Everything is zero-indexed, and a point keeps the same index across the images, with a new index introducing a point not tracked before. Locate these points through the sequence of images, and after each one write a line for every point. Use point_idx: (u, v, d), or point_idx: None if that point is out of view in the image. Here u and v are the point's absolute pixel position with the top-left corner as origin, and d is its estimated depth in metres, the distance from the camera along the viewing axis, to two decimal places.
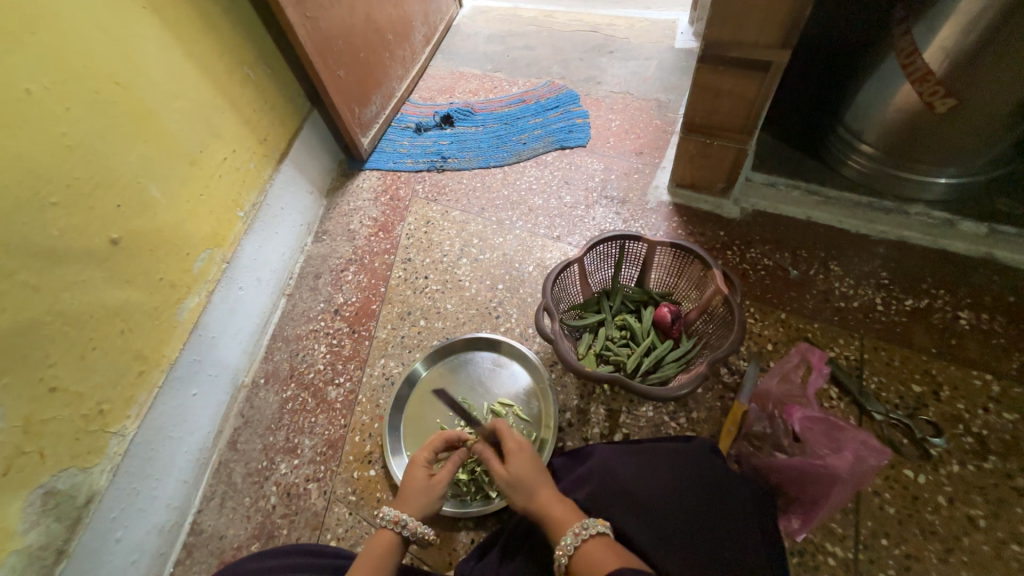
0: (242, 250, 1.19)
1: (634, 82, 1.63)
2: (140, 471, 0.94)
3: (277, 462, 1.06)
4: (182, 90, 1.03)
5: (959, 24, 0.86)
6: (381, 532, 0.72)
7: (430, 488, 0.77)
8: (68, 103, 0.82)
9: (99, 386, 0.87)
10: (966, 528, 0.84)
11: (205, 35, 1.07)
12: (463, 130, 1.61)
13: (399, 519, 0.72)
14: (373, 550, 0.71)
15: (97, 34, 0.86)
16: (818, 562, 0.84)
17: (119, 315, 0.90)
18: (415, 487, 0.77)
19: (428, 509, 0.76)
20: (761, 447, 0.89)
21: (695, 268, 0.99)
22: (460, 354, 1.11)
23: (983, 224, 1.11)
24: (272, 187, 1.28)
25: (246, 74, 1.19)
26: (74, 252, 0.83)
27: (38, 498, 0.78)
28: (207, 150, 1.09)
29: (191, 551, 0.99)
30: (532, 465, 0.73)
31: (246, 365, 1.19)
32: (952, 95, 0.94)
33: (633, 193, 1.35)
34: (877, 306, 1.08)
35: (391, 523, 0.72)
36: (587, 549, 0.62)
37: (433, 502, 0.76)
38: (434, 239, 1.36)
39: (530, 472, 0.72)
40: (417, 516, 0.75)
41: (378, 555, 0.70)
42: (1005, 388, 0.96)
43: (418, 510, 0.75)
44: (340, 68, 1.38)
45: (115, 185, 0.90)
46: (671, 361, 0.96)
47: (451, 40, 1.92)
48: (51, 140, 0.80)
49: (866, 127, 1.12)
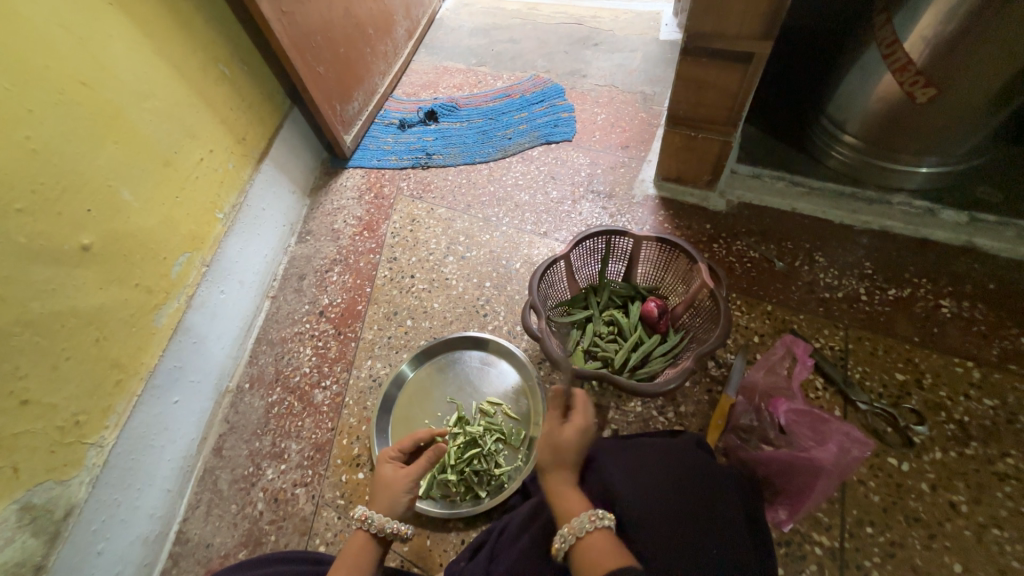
0: (222, 253, 1.17)
1: (620, 74, 1.62)
2: (121, 481, 0.93)
3: (264, 467, 1.05)
4: (152, 90, 1.00)
5: (937, 14, 0.86)
6: (356, 534, 0.73)
7: (395, 482, 0.76)
8: (32, 105, 0.79)
9: (74, 398, 0.86)
10: (948, 513, 0.85)
11: (177, 32, 1.04)
12: (447, 125, 1.59)
13: (365, 517, 0.71)
14: (349, 555, 0.71)
15: (60, 33, 0.83)
16: (805, 552, 0.85)
17: (93, 323, 0.89)
18: (381, 482, 0.77)
19: (395, 504, 0.74)
20: (749, 440, 0.91)
21: (680, 263, 0.99)
22: (448, 354, 1.10)
23: (964, 212, 1.12)
24: (252, 187, 1.26)
25: (221, 71, 1.16)
26: (42, 259, 0.81)
27: (13, 514, 0.77)
28: (182, 151, 1.07)
29: (177, 560, 0.98)
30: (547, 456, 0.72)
31: (231, 369, 1.18)
32: (931, 85, 0.95)
33: (619, 187, 1.35)
34: (861, 296, 1.09)
35: (360, 522, 0.72)
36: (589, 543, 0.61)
37: (398, 497, 0.75)
38: (420, 237, 1.35)
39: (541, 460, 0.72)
40: (389, 512, 0.74)
41: (355, 555, 0.71)
42: (986, 374, 0.97)
43: (386, 504, 0.74)
44: (320, 65, 1.35)
45: (84, 190, 0.87)
46: (659, 356, 0.96)
47: (435, 34, 1.90)
48: (15, 145, 0.77)
49: (849, 117, 1.12)
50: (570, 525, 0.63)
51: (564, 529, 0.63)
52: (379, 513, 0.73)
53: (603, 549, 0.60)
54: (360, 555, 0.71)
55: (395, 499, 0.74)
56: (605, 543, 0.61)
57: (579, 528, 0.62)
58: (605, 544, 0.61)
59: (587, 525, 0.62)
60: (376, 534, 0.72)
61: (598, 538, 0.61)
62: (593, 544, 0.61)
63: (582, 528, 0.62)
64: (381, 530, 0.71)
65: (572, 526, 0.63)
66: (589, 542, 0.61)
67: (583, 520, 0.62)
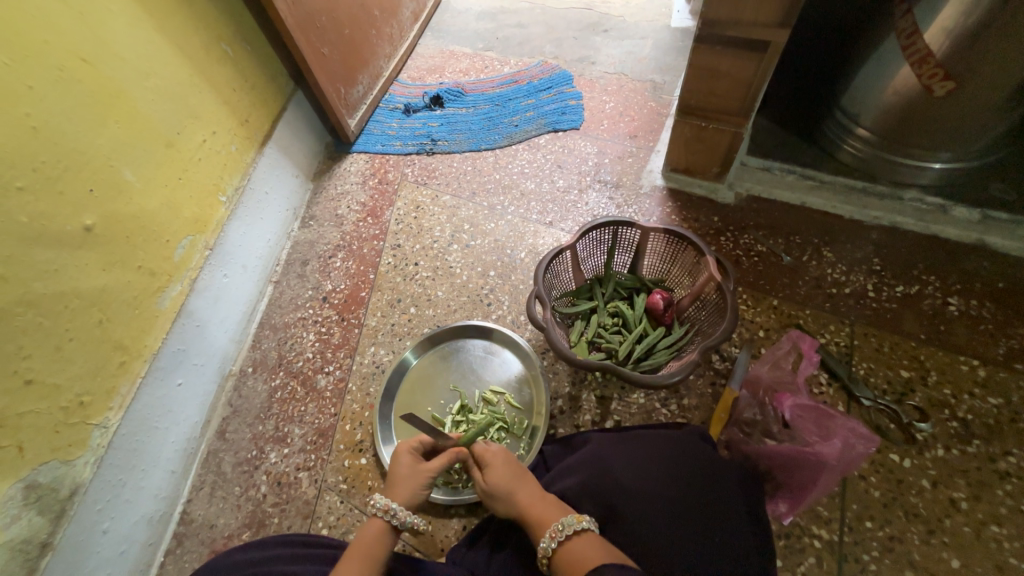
0: (226, 236, 1.16)
1: (629, 62, 1.59)
2: (125, 462, 0.93)
3: (267, 450, 1.06)
4: (154, 69, 0.99)
5: (960, 4, 0.84)
6: (371, 522, 0.73)
7: (419, 472, 0.77)
8: (31, 81, 0.78)
9: (77, 378, 0.86)
10: (948, 510, 0.86)
11: (179, 9, 1.02)
12: (453, 111, 1.57)
13: (389, 508, 0.72)
14: (362, 543, 0.71)
15: (60, 8, 0.82)
16: (804, 545, 0.85)
17: (97, 304, 0.88)
18: (403, 472, 0.77)
19: (415, 497, 0.76)
20: (751, 433, 0.90)
21: (688, 255, 0.98)
22: (451, 342, 1.10)
23: (976, 210, 1.11)
24: (256, 170, 1.25)
25: (223, 50, 1.14)
26: (44, 238, 0.80)
27: (19, 492, 0.77)
28: (185, 132, 1.06)
29: (181, 540, 0.99)
30: (510, 472, 0.74)
31: (234, 353, 1.18)
32: (950, 78, 0.93)
33: (627, 177, 1.33)
34: (868, 292, 1.09)
35: (382, 512, 0.72)
36: (572, 545, 0.63)
37: (419, 490, 0.76)
38: (424, 224, 1.34)
39: (507, 480, 0.73)
40: (408, 505, 0.75)
41: (370, 544, 0.71)
42: (991, 373, 0.97)
43: (408, 496, 0.75)
44: (324, 46, 1.33)
45: (86, 170, 0.86)
46: (663, 349, 0.95)
47: (441, 17, 1.87)
48: (16, 123, 0.76)
49: (863, 110, 1.10)
50: (540, 545, 0.65)
51: (538, 551, 0.66)
52: (399, 503, 0.74)
53: (572, 560, 0.62)
54: (374, 544, 0.71)
55: (417, 492, 0.76)
56: (572, 552, 0.62)
57: (545, 547, 0.64)
58: (573, 553, 0.62)
59: (550, 541, 0.64)
60: (394, 525, 0.73)
61: (566, 549, 0.63)
62: (565, 555, 0.63)
63: (546, 547, 0.64)
64: (401, 522, 0.72)
65: (540, 547, 0.65)
66: (560, 555, 0.63)
67: (546, 539, 0.64)
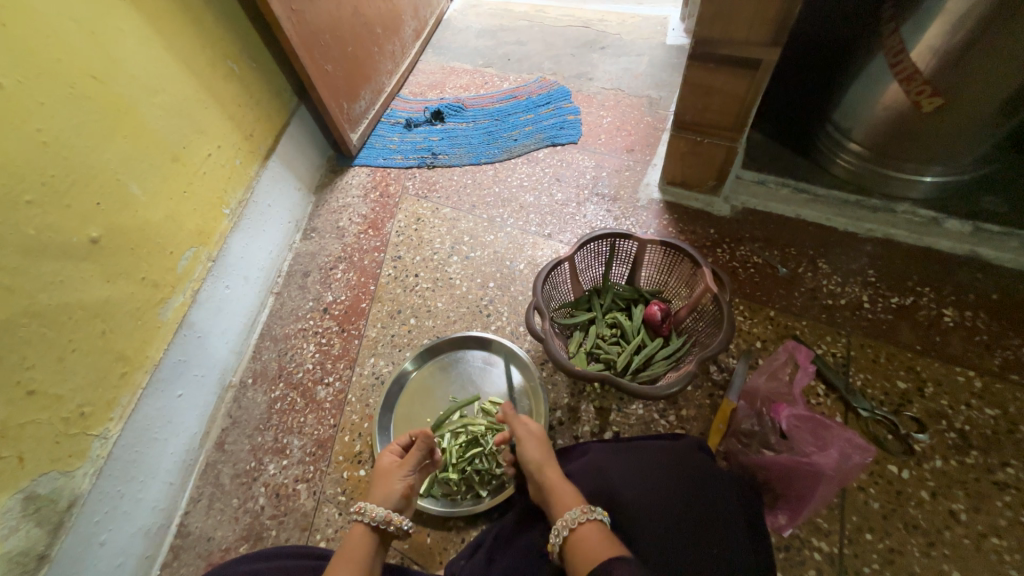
0: (229, 248, 1.18)
1: (626, 78, 1.63)
2: (124, 473, 0.93)
3: (266, 462, 1.06)
4: (162, 85, 1.01)
5: (946, 24, 0.87)
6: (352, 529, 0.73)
7: (394, 470, 0.78)
8: (43, 98, 0.80)
9: (79, 388, 0.86)
10: (948, 521, 0.86)
11: (188, 28, 1.05)
12: (453, 125, 1.60)
13: (358, 507, 0.72)
14: (344, 551, 0.71)
15: (72, 27, 0.84)
16: (804, 557, 0.85)
17: (100, 315, 0.89)
18: (381, 472, 0.79)
19: (390, 494, 0.75)
20: (749, 444, 0.90)
21: (684, 267, 0.99)
22: (450, 353, 1.11)
23: (968, 222, 1.12)
24: (259, 184, 1.27)
25: (230, 67, 1.17)
26: (50, 249, 0.81)
27: (18, 503, 0.77)
28: (190, 146, 1.07)
29: (178, 553, 0.98)
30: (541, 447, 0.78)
31: (234, 364, 1.18)
32: (938, 95, 0.95)
33: (624, 190, 1.35)
34: (864, 303, 1.10)
35: (355, 514, 0.73)
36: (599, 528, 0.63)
37: (393, 487, 0.76)
38: (425, 236, 1.35)
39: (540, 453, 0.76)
40: (382, 503, 0.75)
41: (352, 549, 0.70)
42: (987, 384, 0.97)
43: (381, 496, 0.75)
44: (328, 62, 1.36)
45: (93, 184, 0.88)
46: (661, 360, 0.96)
47: (442, 35, 1.91)
48: (26, 138, 0.78)
49: (855, 126, 1.13)
50: (561, 517, 0.65)
51: (555, 524, 0.65)
52: (376, 503, 0.75)
53: (596, 538, 0.62)
54: (354, 547, 0.70)
55: (388, 489, 0.76)
56: (582, 540, 0.62)
57: (571, 519, 0.64)
58: (583, 542, 0.62)
59: (562, 529, 0.64)
60: (371, 525, 0.72)
61: (590, 529, 0.63)
62: (587, 534, 0.63)
63: (573, 518, 0.64)
64: (372, 518, 0.71)
65: (563, 518, 0.65)
66: (581, 533, 0.63)
67: (574, 512, 0.65)
